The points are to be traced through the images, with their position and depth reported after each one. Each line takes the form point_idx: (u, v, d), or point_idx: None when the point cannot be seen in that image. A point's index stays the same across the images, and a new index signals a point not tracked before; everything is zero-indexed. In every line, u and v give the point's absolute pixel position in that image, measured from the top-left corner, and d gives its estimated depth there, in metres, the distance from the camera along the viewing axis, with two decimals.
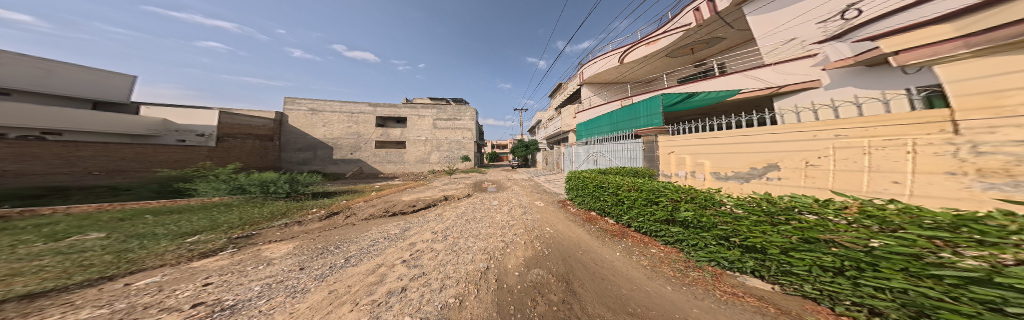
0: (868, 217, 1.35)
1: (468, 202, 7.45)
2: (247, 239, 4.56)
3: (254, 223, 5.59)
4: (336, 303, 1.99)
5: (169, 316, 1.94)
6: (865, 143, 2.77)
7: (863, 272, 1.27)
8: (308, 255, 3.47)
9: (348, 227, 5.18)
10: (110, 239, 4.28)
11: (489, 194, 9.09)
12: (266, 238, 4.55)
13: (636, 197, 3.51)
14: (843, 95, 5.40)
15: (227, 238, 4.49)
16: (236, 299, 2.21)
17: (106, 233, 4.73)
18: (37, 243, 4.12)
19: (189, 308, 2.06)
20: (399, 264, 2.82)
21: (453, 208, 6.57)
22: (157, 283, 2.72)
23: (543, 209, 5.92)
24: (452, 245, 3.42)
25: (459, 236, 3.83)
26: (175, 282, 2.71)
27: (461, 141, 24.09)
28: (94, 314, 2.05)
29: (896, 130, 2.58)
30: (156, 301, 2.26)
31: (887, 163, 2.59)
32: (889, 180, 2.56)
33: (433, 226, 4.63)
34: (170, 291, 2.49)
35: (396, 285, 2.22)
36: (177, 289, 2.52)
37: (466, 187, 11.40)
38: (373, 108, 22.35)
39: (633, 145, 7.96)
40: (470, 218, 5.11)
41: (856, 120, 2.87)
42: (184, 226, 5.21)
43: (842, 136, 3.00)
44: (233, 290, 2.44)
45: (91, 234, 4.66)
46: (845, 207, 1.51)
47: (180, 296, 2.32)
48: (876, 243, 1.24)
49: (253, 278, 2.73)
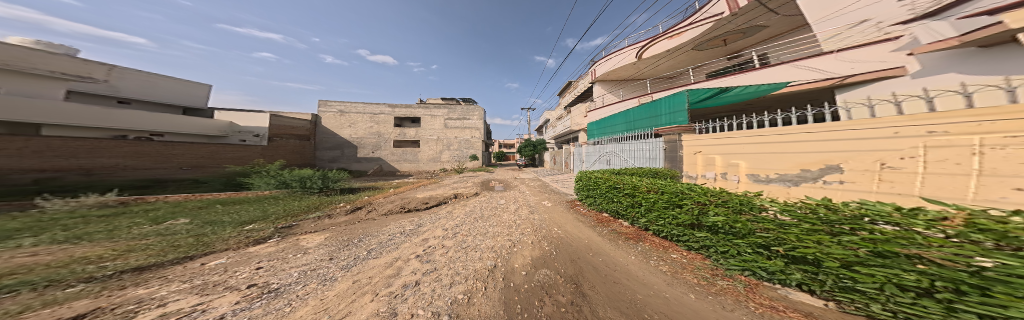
0: (978, 231, 1.10)
1: (477, 200, 7.51)
2: (289, 229, 5.01)
3: (294, 215, 6.15)
4: (355, 294, 2.05)
5: (231, 294, 2.19)
6: (975, 140, 2.14)
7: (964, 296, 1.04)
8: (336, 247, 3.71)
9: (369, 221, 5.48)
10: (192, 224, 4.97)
11: (497, 193, 9.09)
12: (303, 229, 4.96)
13: (656, 199, 3.30)
14: (943, 83, 4.50)
15: (274, 228, 4.97)
16: (279, 283, 2.42)
17: (190, 219, 5.47)
18: (150, 224, 4.98)
19: (245, 288, 2.30)
20: (409, 260, 2.89)
21: (462, 206, 6.64)
22: (223, 264, 3.08)
23: (551, 209, 5.82)
24: (455, 244, 3.41)
25: (465, 234, 3.86)
26: (236, 265, 3.04)
27: (470, 141, 24.44)
28: (179, 287, 2.38)
29: (1012, 125, 1.96)
30: (221, 280, 2.55)
31: (1007, 166, 1.96)
32: (1008, 187, 1.95)
33: (442, 224, 4.71)
34: (231, 271, 2.81)
35: (409, 279, 2.30)
36: (236, 270, 2.83)
37: (474, 186, 11.53)
38: (390, 109, 23.51)
39: (654, 145, 7.50)
40: (478, 217, 5.14)
41: (958, 113, 2.30)
42: (243, 215, 5.88)
43: (937, 132, 2.39)
44: (277, 274, 2.67)
45: (180, 219, 5.44)
46: (941, 219, 1.26)
47: (238, 277, 2.60)
48: (990, 263, 1.00)
49: (292, 265, 2.98)
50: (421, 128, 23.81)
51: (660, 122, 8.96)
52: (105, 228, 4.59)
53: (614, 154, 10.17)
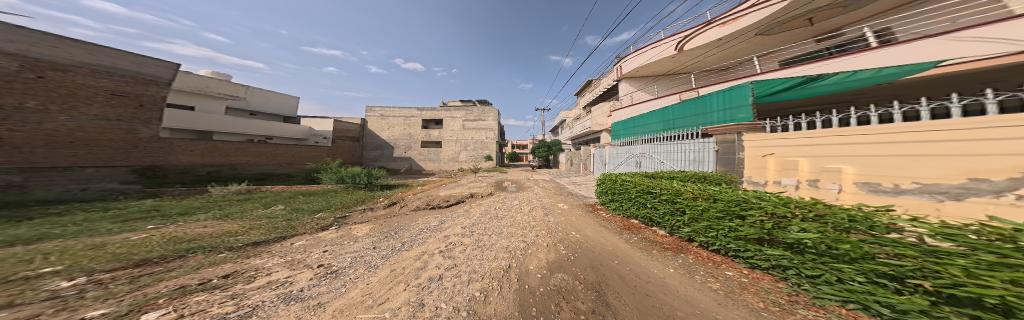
0: None
1: (492, 200, 7.62)
2: (344, 218, 5.68)
3: (346, 206, 6.98)
4: (389, 283, 2.22)
5: (309, 271, 2.59)
6: None
7: None
8: (377, 237, 4.10)
9: (402, 216, 5.95)
10: (284, 210, 6.09)
11: (511, 193, 9.13)
12: (355, 219, 5.65)
13: (707, 208, 2.91)
14: None
15: (334, 217, 5.67)
16: (337, 266, 2.74)
17: (283, 205, 6.71)
18: (261, 208, 6.35)
19: (317, 267, 2.68)
20: (430, 254, 3.09)
21: (477, 206, 6.79)
22: (304, 245, 3.66)
23: (566, 212, 5.63)
24: (471, 241, 3.54)
25: (482, 233, 3.97)
26: (311, 247, 3.56)
27: (485, 141, 24.93)
28: (277, 261, 2.93)
29: None
30: (300, 259, 3.00)
31: None
32: None
33: (463, 222, 4.88)
34: (305, 252, 3.28)
35: (433, 273, 2.43)
36: (308, 252, 3.30)
37: (488, 185, 11.74)
38: (416, 112, 25.09)
39: (702, 145, 6.71)
40: (493, 216, 5.21)
41: None
42: (314, 204, 6.94)
43: None
44: (336, 258, 3.05)
45: (277, 205, 6.73)
46: None
47: (311, 257, 3.04)
48: None
49: (348, 250, 3.38)
50: (443, 129, 24.99)
51: (710, 119, 7.57)
52: (238, 210, 6.13)
53: (645, 157, 9.53)
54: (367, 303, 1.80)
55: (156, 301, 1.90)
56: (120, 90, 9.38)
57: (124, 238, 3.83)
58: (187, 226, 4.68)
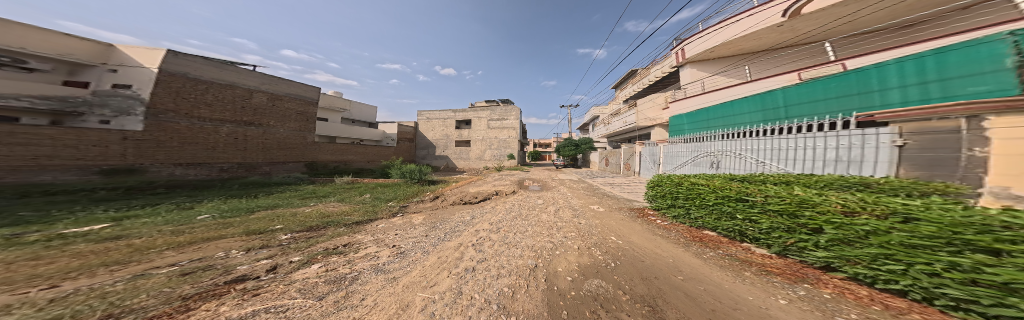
0: None
1: (516, 198, 7.72)
2: (405, 207, 6.74)
3: (405, 197, 8.26)
4: (437, 269, 2.41)
5: (389, 249, 3.14)
6: None
7: None
8: (426, 226, 4.68)
9: (442, 209, 6.65)
10: (367, 198, 7.70)
11: (535, 192, 9.02)
12: (413, 208, 6.65)
13: (885, 229, 1.66)
14: None
15: (397, 205, 6.83)
16: (403, 247, 3.25)
17: (371, 194, 8.43)
18: (357, 195, 8.12)
19: (393, 247, 3.23)
20: (466, 246, 3.31)
21: (503, 203, 6.95)
22: (383, 226, 4.51)
23: (601, 216, 5.05)
24: (499, 238, 3.63)
25: (509, 230, 4.03)
26: (387, 229, 4.33)
27: (506, 140, 25.54)
28: (373, 237, 3.69)
29: None
30: (383, 238, 3.69)
31: None
32: None
33: (493, 218, 5.04)
34: (384, 233, 4.00)
35: (468, 265, 2.60)
36: (387, 233, 4.02)
37: (510, 183, 11.89)
38: (449, 113, 26.96)
39: (864, 138, 4.32)
40: (517, 214, 5.27)
41: None
42: (386, 194, 8.49)
43: None
44: (402, 240, 3.65)
45: (366, 193, 8.53)
46: None
47: (387, 238, 3.69)
48: None
49: (410, 235, 3.97)
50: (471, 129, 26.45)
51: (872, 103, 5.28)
52: (346, 195, 8.00)
53: (735, 155, 7.19)
54: (421, 283, 1.94)
55: (312, 257, 2.65)
56: (303, 109, 14.79)
57: (301, 210, 5.58)
58: (324, 204, 6.44)
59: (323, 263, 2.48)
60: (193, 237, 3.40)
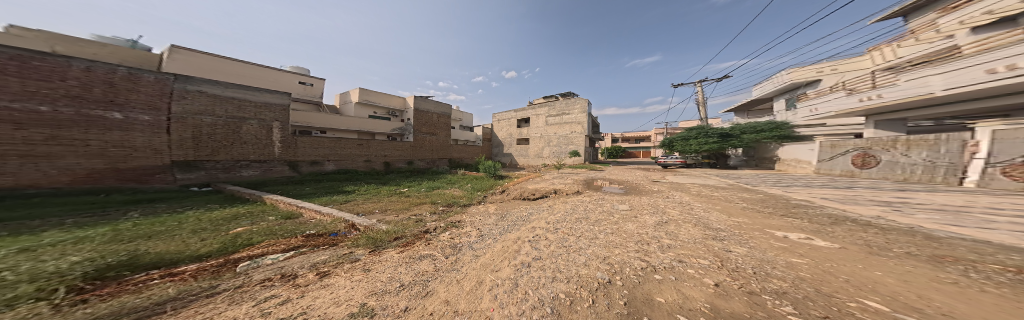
0: None
1: (597, 201, 5.92)
2: (487, 197, 7.60)
3: (486, 189, 8.99)
4: (505, 255, 2.30)
5: (472, 231, 3.61)
6: None
7: None
8: (494, 215, 4.91)
9: (506, 202, 6.61)
10: (471, 186, 9.67)
11: (631, 198, 6.42)
12: (491, 198, 7.23)
13: None
14: None
15: (491, 193, 8.27)
16: (484, 231, 3.56)
17: (465, 182, 10.81)
18: (460, 183, 10.51)
19: (478, 230, 3.65)
20: (526, 240, 2.93)
21: (575, 204, 5.56)
22: (476, 211, 5.43)
23: (813, 252, 2.17)
24: (562, 237, 2.98)
25: (594, 237, 2.96)
26: (479, 213, 5.09)
27: (569, 136, 21.97)
28: (472, 219, 4.56)
29: None
30: (474, 220, 4.44)
31: None
32: None
33: (565, 218, 4.22)
34: (476, 217, 4.70)
35: (525, 258, 2.13)
36: (477, 217, 4.67)
37: (577, 183, 10.15)
38: (513, 112, 25.57)
39: None
40: (593, 219, 4.07)
41: None
42: (476, 184, 10.30)
43: None
44: (482, 225, 4.06)
45: (459, 182, 10.92)
46: None
47: (475, 221, 4.32)
48: None
49: (487, 221, 4.30)
50: (529, 128, 24.50)
51: None
52: (450, 182, 11.06)
53: None
54: (489, 266, 1.94)
55: (440, 227, 3.91)
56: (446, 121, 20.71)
57: (445, 190, 8.64)
58: (447, 188, 9.36)
59: (450, 231, 3.64)
60: (405, 202, 6.28)
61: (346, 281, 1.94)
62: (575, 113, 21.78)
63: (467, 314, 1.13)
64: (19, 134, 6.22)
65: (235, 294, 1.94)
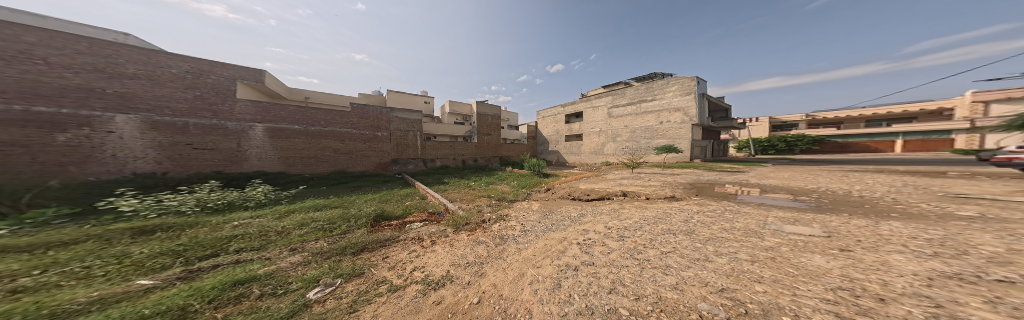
0: None
1: (723, 215, 4.07)
2: (531, 194, 7.50)
3: (528, 185, 8.93)
4: (546, 251, 2.78)
5: (515, 226, 3.91)
6: None
7: None
8: (539, 212, 5.04)
9: (552, 201, 6.42)
10: (519, 182, 9.88)
11: (802, 217, 3.85)
12: (535, 196, 7.16)
13: None
14: None
15: (537, 189, 8.22)
16: (530, 227, 3.87)
17: (508, 179, 10.83)
18: (502, 179, 10.79)
19: (518, 226, 3.95)
20: (575, 243, 2.98)
21: (663, 215, 4.22)
22: (522, 206, 5.70)
23: None
24: (631, 249, 2.61)
25: (707, 261, 2.16)
26: (527, 209, 5.34)
27: (654, 128, 16.86)
28: (523, 214, 4.78)
29: None
30: (519, 215, 4.74)
31: None
32: None
33: (648, 228, 3.39)
34: (521, 213, 4.89)
35: (569, 261, 2.42)
36: (522, 213, 4.86)
37: (653, 185, 7.93)
38: (558, 108, 22.76)
39: None
40: (705, 237, 2.93)
41: None
42: (522, 180, 10.31)
43: None
44: (527, 220, 4.34)
45: (502, 179, 11.16)
46: None
47: (522, 217, 4.58)
48: None
49: (529, 219, 4.43)
50: (584, 122, 20.96)
51: None
52: (499, 177, 11.91)
53: None
54: (532, 262, 2.48)
55: (493, 218, 4.41)
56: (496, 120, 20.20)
57: (494, 184, 9.58)
58: (494, 183, 9.96)
59: (499, 223, 4.08)
60: (470, 194, 7.31)
61: (443, 252, 2.85)
62: (664, 98, 16.49)
63: (511, 300, 1.75)
64: (367, 147, 12.92)
65: (401, 244, 3.21)
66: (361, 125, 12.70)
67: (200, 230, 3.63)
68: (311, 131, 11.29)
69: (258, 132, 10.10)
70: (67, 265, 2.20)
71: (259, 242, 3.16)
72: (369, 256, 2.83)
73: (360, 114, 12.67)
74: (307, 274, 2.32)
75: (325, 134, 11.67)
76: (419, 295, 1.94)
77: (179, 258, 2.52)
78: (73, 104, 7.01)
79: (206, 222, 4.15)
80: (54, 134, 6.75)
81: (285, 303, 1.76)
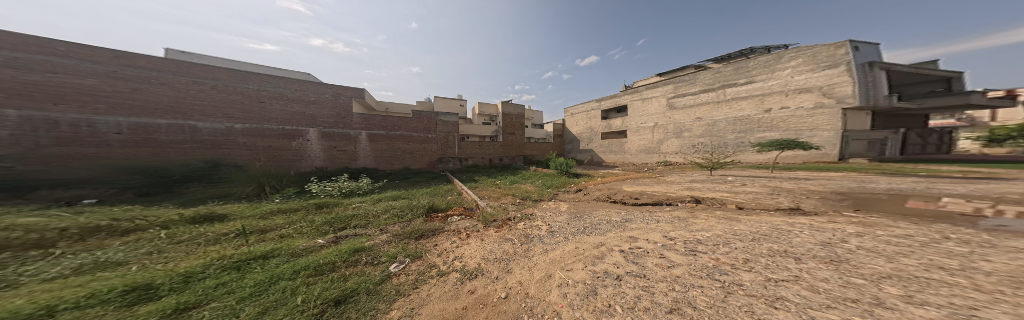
0: None
1: (954, 252, 2.23)
2: (557, 194, 7.16)
3: (553, 185, 8.55)
4: (581, 256, 2.61)
5: (542, 227, 3.81)
6: None
7: None
8: (570, 214, 4.75)
9: (587, 202, 6.04)
10: (546, 181, 9.62)
11: None
12: (563, 196, 6.83)
13: None
14: None
15: (567, 189, 7.83)
16: (558, 229, 3.70)
17: (531, 179, 10.53)
18: (523, 179, 10.61)
19: (545, 226, 3.83)
20: (617, 251, 2.72)
21: (746, 230, 3.33)
22: (548, 207, 5.51)
23: None
24: (712, 268, 2.06)
25: (877, 305, 1.31)
26: (555, 210, 5.13)
27: (755, 118, 13.41)
28: (555, 215, 4.57)
29: None
30: (546, 216, 4.57)
31: None
32: None
33: (739, 247, 2.61)
34: (549, 214, 4.68)
35: (605, 269, 2.23)
36: (548, 214, 4.67)
37: (720, 191, 6.51)
38: (593, 103, 21.03)
39: None
40: (863, 271, 1.80)
41: None
42: (545, 180, 9.89)
43: None
44: (554, 222, 4.16)
45: (525, 178, 11.01)
46: None
47: (550, 218, 4.40)
48: None
49: (557, 220, 4.26)
50: (630, 117, 18.68)
51: None
52: (521, 177, 11.56)
53: None
54: (561, 264, 2.39)
55: (519, 217, 4.42)
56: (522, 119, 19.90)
57: (519, 183, 9.62)
58: (521, 182, 9.91)
59: (524, 222, 4.08)
60: (497, 191, 7.54)
61: (477, 244, 3.07)
62: (776, 78, 12.92)
63: (538, 300, 1.74)
64: (430, 147, 14.85)
65: (445, 234, 3.57)
66: (418, 129, 14.43)
67: (341, 208, 5.39)
68: (397, 134, 13.75)
69: (364, 138, 12.71)
70: (298, 223, 4.18)
71: (363, 221, 4.30)
72: (428, 240, 3.34)
73: (422, 120, 14.52)
74: (390, 250, 2.96)
75: (397, 137, 13.70)
76: (458, 283, 2.14)
77: (332, 228, 3.96)
78: (297, 124, 11.09)
79: (345, 201, 6.16)
80: (290, 142, 10.88)
81: (378, 272, 2.38)
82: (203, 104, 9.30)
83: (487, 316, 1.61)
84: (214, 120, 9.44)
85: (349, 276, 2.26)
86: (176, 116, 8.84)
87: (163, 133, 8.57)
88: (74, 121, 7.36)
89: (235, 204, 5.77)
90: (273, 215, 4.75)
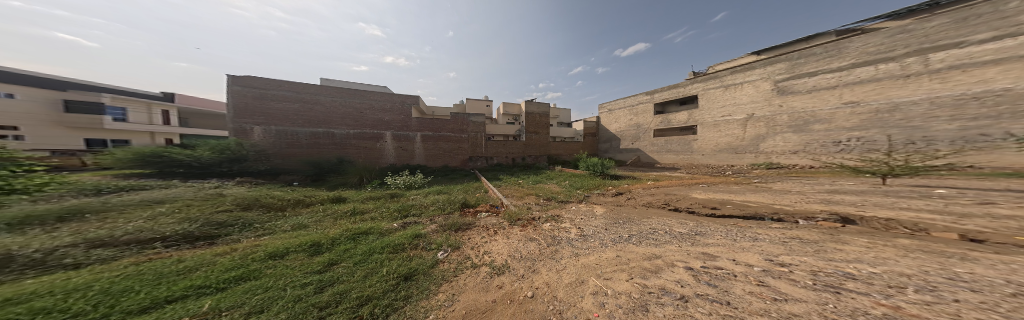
0: None
1: None
2: (588, 197, 6.52)
3: (582, 188, 7.78)
4: (626, 266, 2.26)
5: (575, 230, 3.50)
6: None
7: None
8: (609, 219, 4.22)
9: (631, 208, 5.33)
10: (574, 183, 8.69)
11: None
12: (597, 200, 6.19)
13: None
14: None
15: (607, 192, 7.07)
16: (591, 234, 3.35)
17: (553, 180, 9.87)
18: (545, 179, 10.05)
19: (578, 230, 3.50)
20: (682, 268, 2.26)
21: (904, 265, 2.26)
22: (575, 209, 5.06)
23: None
24: (879, 318, 1.34)
25: None
26: (590, 213, 4.66)
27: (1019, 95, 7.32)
28: (596, 220, 4.15)
29: None
30: (575, 219, 4.20)
31: None
32: None
33: (893, 287, 1.74)
34: (583, 218, 4.26)
35: (662, 285, 1.86)
36: (579, 217, 4.27)
37: (860, 208, 4.64)
38: (645, 96, 18.48)
39: None
40: None
41: None
42: (574, 181, 9.13)
43: None
44: (589, 226, 3.77)
45: (547, 178, 10.32)
46: None
47: (582, 221, 4.03)
48: None
49: (591, 224, 3.87)
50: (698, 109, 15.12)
51: None
52: (545, 176, 11.05)
53: None
54: (596, 272, 2.12)
55: (544, 217, 4.21)
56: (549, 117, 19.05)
57: (540, 183, 9.22)
58: (547, 182, 9.44)
59: (550, 223, 3.86)
60: (520, 191, 7.40)
61: (507, 241, 3.05)
62: None
63: (568, 305, 1.57)
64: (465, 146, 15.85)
65: (477, 229, 3.68)
66: (455, 129, 15.45)
67: (404, 198, 6.27)
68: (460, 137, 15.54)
69: (419, 138, 14.44)
70: (380, 207, 5.09)
71: (415, 211, 4.86)
72: (466, 232, 3.54)
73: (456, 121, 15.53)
74: (440, 239, 3.21)
75: (441, 138, 15.02)
76: (487, 276, 2.14)
77: (401, 214, 4.63)
78: (383, 128, 13.43)
79: (409, 192, 7.13)
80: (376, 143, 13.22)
81: (428, 257, 2.60)
82: (340, 116, 12.47)
83: (514, 313, 1.53)
84: (344, 128, 12.51)
85: (412, 258, 2.55)
86: (329, 126, 12.18)
87: (324, 139, 12.03)
88: (291, 131, 11.41)
89: (348, 190, 7.42)
90: (372, 200, 5.94)
